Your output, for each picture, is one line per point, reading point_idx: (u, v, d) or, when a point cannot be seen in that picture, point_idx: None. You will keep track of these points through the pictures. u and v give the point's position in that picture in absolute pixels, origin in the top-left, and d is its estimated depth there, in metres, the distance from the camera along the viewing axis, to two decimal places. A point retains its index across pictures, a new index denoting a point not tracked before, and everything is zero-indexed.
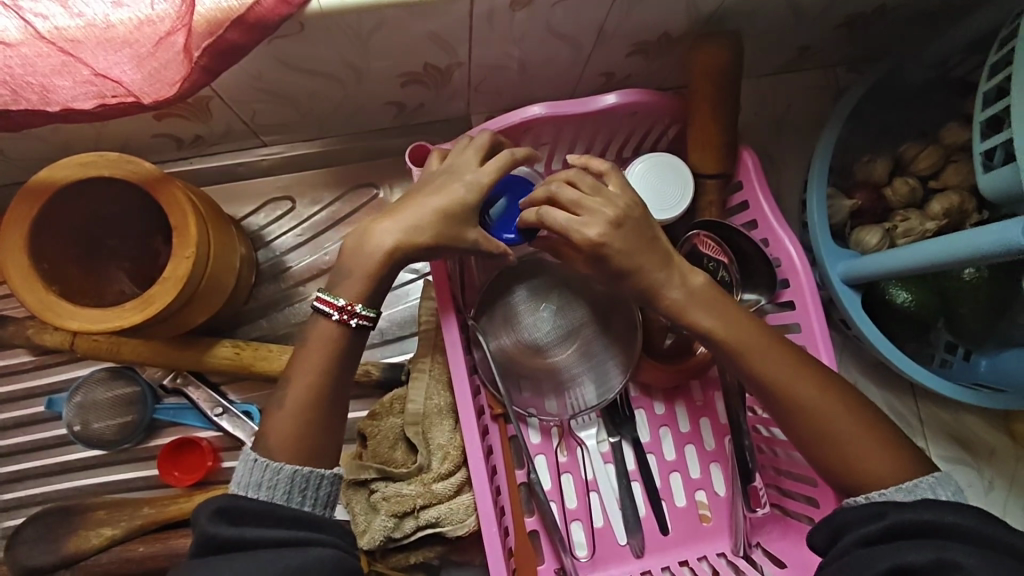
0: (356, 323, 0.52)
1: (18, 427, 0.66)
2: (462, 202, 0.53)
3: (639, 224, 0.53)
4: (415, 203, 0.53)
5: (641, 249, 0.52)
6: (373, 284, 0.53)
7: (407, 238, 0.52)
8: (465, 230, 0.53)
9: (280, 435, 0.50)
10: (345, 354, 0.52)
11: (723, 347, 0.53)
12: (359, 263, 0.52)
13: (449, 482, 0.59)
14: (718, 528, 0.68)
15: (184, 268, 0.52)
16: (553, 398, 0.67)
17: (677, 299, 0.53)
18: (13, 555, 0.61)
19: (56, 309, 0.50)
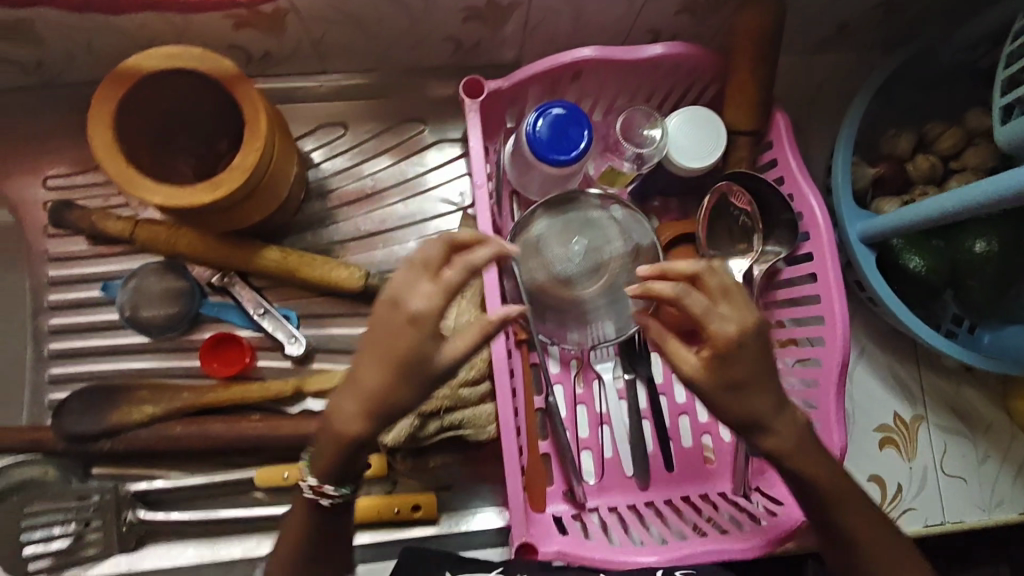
0: (326, 499, 0.50)
1: (69, 306, 0.70)
2: (418, 348, 0.43)
3: (761, 333, 0.46)
4: (375, 354, 0.44)
5: (761, 378, 0.47)
6: (329, 468, 0.48)
7: (366, 400, 0.45)
8: (433, 351, 0.44)
9: (282, 556, 0.53)
10: (349, 459, 0.48)
11: (784, 458, 0.51)
12: (332, 435, 0.47)
13: (475, 389, 0.62)
14: (721, 470, 0.72)
15: (252, 159, 0.55)
16: (575, 329, 0.70)
17: (756, 410, 0.48)
18: (59, 423, 0.63)
19: (134, 182, 0.53)
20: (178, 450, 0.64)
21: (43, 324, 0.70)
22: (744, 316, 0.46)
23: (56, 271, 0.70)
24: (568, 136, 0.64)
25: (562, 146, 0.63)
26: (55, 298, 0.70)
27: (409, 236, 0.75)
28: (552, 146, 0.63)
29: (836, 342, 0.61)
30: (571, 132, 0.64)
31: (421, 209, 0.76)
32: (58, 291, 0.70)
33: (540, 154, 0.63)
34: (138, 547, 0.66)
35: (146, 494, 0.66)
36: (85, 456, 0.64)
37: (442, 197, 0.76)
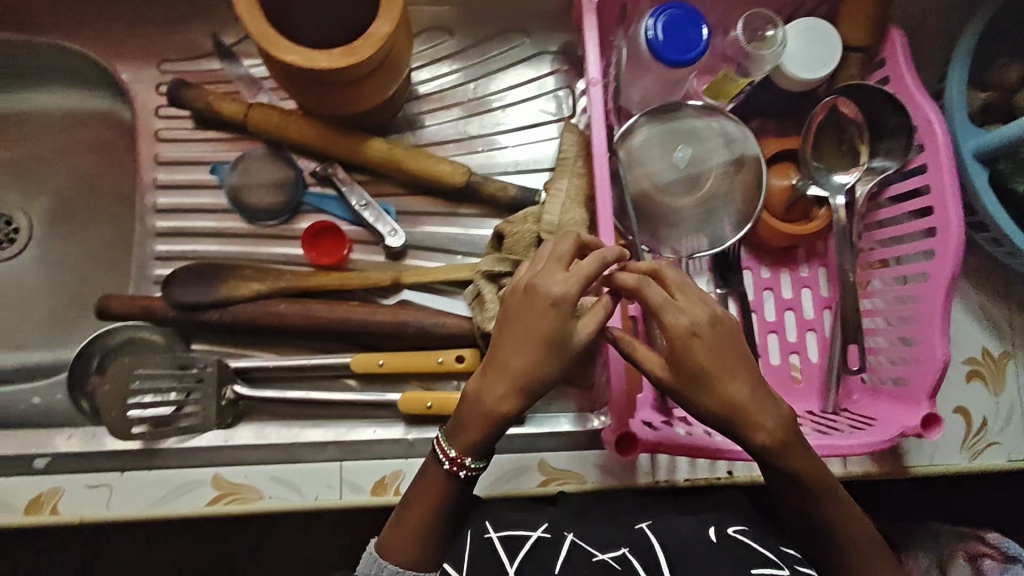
0: (464, 473, 0.54)
1: (175, 187, 0.70)
2: (557, 338, 0.50)
3: (728, 328, 0.51)
4: (523, 350, 0.50)
5: (725, 357, 0.50)
6: (477, 439, 0.52)
7: (518, 380, 0.51)
8: (572, 336, 0.50)
9: (402, 542, 0.54)
10: (498, 430, 0.52)
11: (770, 452, 0.53)
12: (478, 411, 0.52)
13: None
14: (807, 390, 0.72)
15: (387, 28, 0.55)
16: (671, 239, 0.70)
17: (731, 396, 0.51)
18: (169, 292, 0.65)
19: (276, 41, 0.54)
20: (278, 326, 0.66)
21: (148, 201, 0.70)
22: (705, 314, 0.50)
23: (165, 152, 0.70)
24: (685, 36, 0.63)
25: (682, 47, 0.63)
26: (162, 178, 0.70)
27: (507, 142, 0.76)
28: (672, 47, 0.63)
29: (948, 254, 0.62)
30: (689, 32, 0.63)
31: (520, 117, 0.76)
32: (166, 172, 0.70)
33: (660, 58, 0.63)
34: (234, 423, 0.68)
35: (248, 371, 0.69)
36: (192, 324, 0.65)
37: (541, 107, 0.77)
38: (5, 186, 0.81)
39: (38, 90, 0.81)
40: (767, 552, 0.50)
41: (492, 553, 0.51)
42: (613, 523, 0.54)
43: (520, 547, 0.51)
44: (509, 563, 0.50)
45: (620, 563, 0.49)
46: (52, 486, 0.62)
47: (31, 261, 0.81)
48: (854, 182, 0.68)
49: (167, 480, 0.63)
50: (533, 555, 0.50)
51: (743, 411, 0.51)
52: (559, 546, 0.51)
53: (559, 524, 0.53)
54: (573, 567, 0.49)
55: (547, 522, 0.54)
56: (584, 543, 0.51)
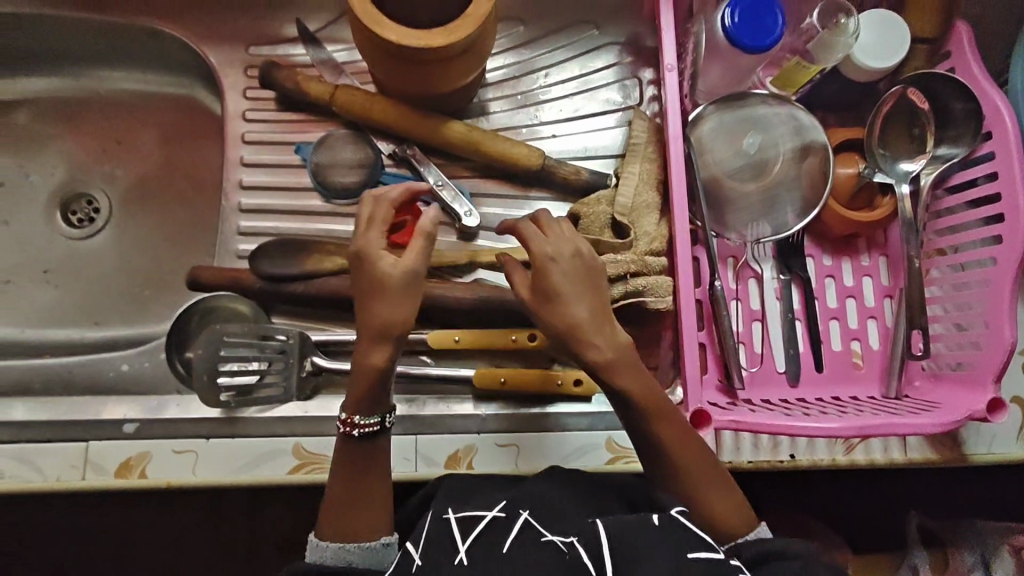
0: (357, 432, 0.55)
1: (260, 166, 0.73)
2: (387, 280, 0.52)
3: (585, 258, 0.52)
4: (385, 317, 0.52)
5: (580, 283, 0.52)
6: (361, 394, 0.54)
7: (383, 325, 0.52)
8: (410, 275, 0.52)
9: (348, 524, 0.54)
10: (381, 384, 0.54)
11: (627, 396, 0.53)
12: (358, 365, 0.53)
13: (659, 258, 0.66)
14: (869, 376, 0.73)
15: (484, 11, 0.58)
16: (737, 224, 0.72)
17: (578, 318, 0.51)
18: (256, 264, 0.68)
19: (379, 21, 0.57)
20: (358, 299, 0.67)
21: (234, 179, 0.73)
22: (562, 237, 0.52)
23: (252, 132, 0.74)
24: (762, 25, 0.65)
25: (759, 35, 0.65)
26: (248, 158, 0.73)
27: (576, 128, 0.78)
28: (750, 36, 0.65)
29: (1015, 239, 0.64)
30: (766, 19, 0.65)
31: (588, 105, 0.78)
32: (253, 152, 0.74)
33: (738, 46, 0.65)
34: (313, 395, 0.70)
35: (327, 345, 0.71)
36: (276, 296, 0.68)
37: (609, 96, 0.79)
38: (87, 166, 0.84)
39: (118, 73, 0.84)
40: (702, 534, 0.48)
41: (445, 536, 0.50)
42: (568, 509, 0.54)
43: (474, 527, 0.50)
44: (459, 541, 0.49)
45: (569, 548, 0.47)
46: (140, 451, 0.64)
47: (109, 239, 0.83)
48: (919, 171, 0.70)
49: (250, 447, 0.65)
50: (486, 531, 0.50)
51: (581, 334, 0.51)
52: (512, 522, 0.50)
53: (516, 501, 0.53)
54: (522, 549, 0.48)
55: (504, 501, 0.53)
56: (537, 522, 0.51)
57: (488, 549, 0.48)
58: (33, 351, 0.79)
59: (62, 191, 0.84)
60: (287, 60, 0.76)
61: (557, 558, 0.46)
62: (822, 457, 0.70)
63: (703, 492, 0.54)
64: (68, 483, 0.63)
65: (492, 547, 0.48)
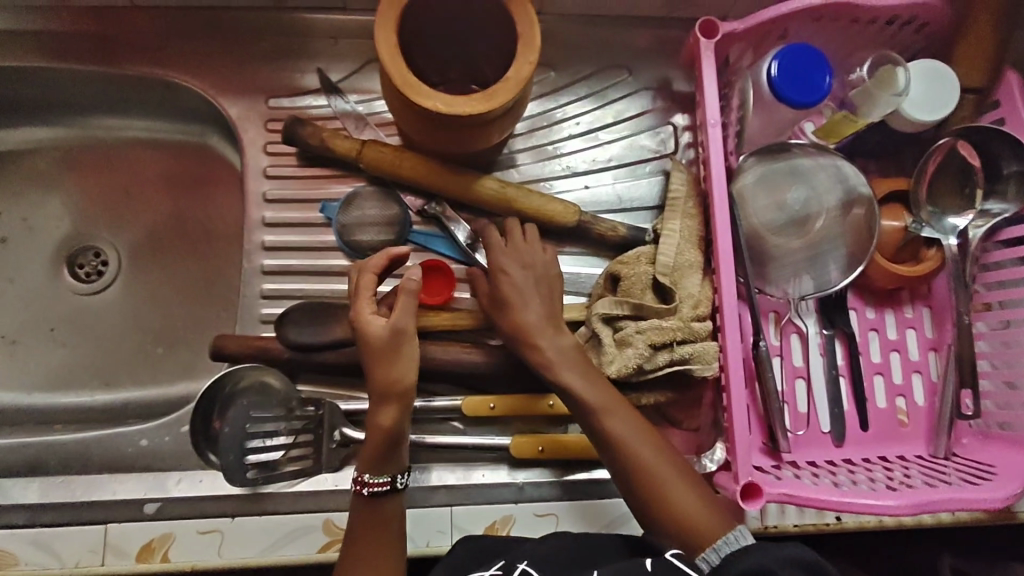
0: (368, 491, 0.56)
1: (283, 225, 0.70)
2: (380, 338, 0.56)
3: (538, 269, 0.64)
4: (386, 376, 0.56)
5: (532, 289, 0.63)
6: (371, 454, 0.56)
7: (389, 382, 0.56)
8: (400, 328, 0.56)
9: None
10: (393, 444, 0.57)
11: (584, 403, 0.58)
12: (370, 427, 0.57)
13: (705, 323, 0.64)
14: (915, 434, 0.71)
15: (526, 73, 0.55)
16: (779, 280, 0.69)
17: (526, 320, 0.61)
18: (281, 331, 0.65)
19: (418, 88, 0.54)
20: None
21: (256, 240, 0.69)
22: (518, 249, 0.64)
23: (273, 188, 0.71)
24: (810, 81, 0.63)
25: (807, 92, 0.63)
26: (270, 215, 0.70)
27: (609, 177, 0.75)
28: (798, 93, 0.63)
29: None
30: (814, 74, 0.63)
31: (621, 154, 0.76)
32: (275, 209, 0.70)
33: (785, 103, 0.63)
34: (342, 467, 0.66)
35: (355, 414, 0.67)
36: (305, 365, 0.65)
37: (642, 143, 0.76)
38: (95, 219, 0.81)
39: (128, 121, 0.81)
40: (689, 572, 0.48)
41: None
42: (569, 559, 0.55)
43: None
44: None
45: None
46: (163, 532, 0.61)
47: (120, 296, 0.80)
48: (968, 224, 0.67)
49: (278, 525, 0.62)
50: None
51: (529, 334, 0.61)
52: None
53: (512, 559, 0.55)
54: None
55: (502, 560, 0.55)
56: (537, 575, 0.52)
57: None
58: (43, 418, 0.75)
59: (68, 245, 0.80)
60: (309, 112, 0.72)
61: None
62: (868, 519, 0.68)
63: (671, 501, 0.54)
64: (87, 568, 0.60)
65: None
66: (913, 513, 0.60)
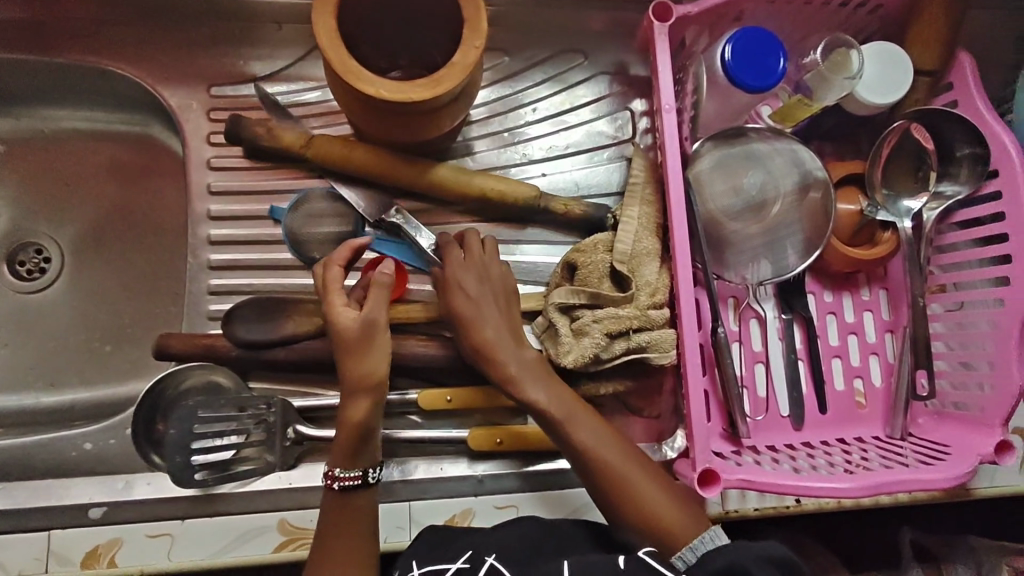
0: (339, 485, 0.56)
1: (230, 217, 0.68)
2: (352, 331, 0.55)
3: (494, 282, 0.61)
4: (359, 369, 0.55)
5: (490, 298, 0.60)
6: (343, 448, 0.56)
7: (360, 373, 0.55)
8: (373, 320, 0.55)
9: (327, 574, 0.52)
10: (364, 438, 0.56)
11: (546, 415, 0.57)
12: (341, 423, 0.56)
13: (662, 310, 0.64)
14: (872, 415, 0.71)
15: (472, 58, 0.53)
16: (736, 265, 0.69)
17: (483, 337, 0.58)
18: (229, 328, 0.63)
19: (359, 74, 0.52)
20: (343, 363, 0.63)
21: (201, 234, 0.68)
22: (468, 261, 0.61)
23: (220, 181, 0.69)
24: (763, 65, 0.62)
25: (760, 76, 0.62)
26: (218, 208, 0.68)
27: (567, 164, 0.74)
28: (751, 77, 0.62)
29: None
30: (768, 58, 0.62)
31: (579, 140, 0.75)
32: (223, 202, 0.68)
33: (739, 87, 0.62)
34: (297, 464, 0.64)
35: (310, 410, 0.66)
36: (256, 363, 0.63)
37: (600, 129, 0.75)
38: (34, 215, 0.77)
39: (65, 111, 0.77)
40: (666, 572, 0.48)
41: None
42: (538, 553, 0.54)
43: None
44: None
45: None
46: (110, 537, 0.59)
47: (63, 294, 0.77)
48: (922, 207, 0.68)
49: (231, 526, 0.60)
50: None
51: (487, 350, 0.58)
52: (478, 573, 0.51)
53: (481, 550, 0.54)
54: None
55: (469, 552, 0.54)
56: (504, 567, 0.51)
57: None
58: None
59: (7, 242, 0.77)
60: (258, 100, 0.71)
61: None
62: (828, 501, 0.69)
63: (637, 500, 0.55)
64: None
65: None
66: (867, 494, 0.61)
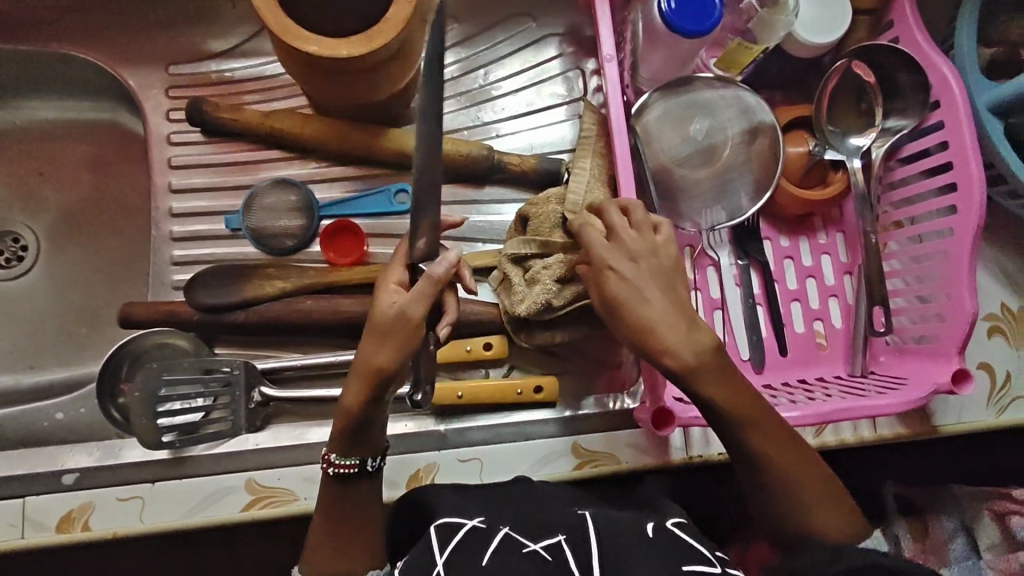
0: (333, 472, 0.53)
1: (190, 190, 0.71)
2: (387, 318, 0.47)
3: (672, 278, 0.52)
4: (365, 362, 0.48)
5: (663, 286, 0.52)
6: (342, 435, 0.51)
7: (371, 366, 0.48)
8: (408, 312, 0.47)
9: (333, 545, 0.53)
10: (359, 429, 0.51)
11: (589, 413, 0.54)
12: (340, 408, 0.50)
13: None
14: (833, 356, 0.72)
15: (406, 12, 0.55)
16: (689, 212, 0.70)
17: (660, 337, 0.50)
18: (192, 294, 0.65)
19: (295, 32, 0.54)
20: (304, 323, 0.65)
21: (164, 207, 0.71)
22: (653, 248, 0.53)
23: (180, 156, 0.71)
24: (699, 9, 0.63)
25: (697, 20, 0.63)
26: (180, 183, 0.71)
27: (520, 125, 0.75)
28: (688, 20, 0.63)
29: (971, 210, 0.63)
30: (703, 2, 0.63)
31: (531, 101, 0.76)
32: (184, 176, 0.71)
33: (677, 33, 0.63)
34: (263, 426, 0.66)
35: (273, 372, 0.68)
36: (217, 327, 0.66)
37: (552, 90, 0.76)
38: (10, 203, 0.80)
39: (34, 102, 0.79)
40: (702, 549, 0.47)
41: (425, 551, 0.48)
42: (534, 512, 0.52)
43: (453, 535, 0.49)
44: (438, 554, 0.47)
45: (550, 553, 0.46)
46: (82, 502, 0.61)
47: (38, 278, 0.79)
48: (870, 144, 0.68)
49: (198, 487, 0.61)
50: (463, 541, 0.48)
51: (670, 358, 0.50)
52: (491, 537, 0.48)
53: (496, 518, 0.51)
54: (497, 558, 0.46)
55: (484, 515, 0.52)
56: (519, 533, 0.49)
57: (462, 558, 0.46)
58: None
59: None
60: (216, 78, 0.73)
61: (540, 564, 0.45)
62: None
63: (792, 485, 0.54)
64: (5, 543, 0.60)
65: (469, 559, 0.46)
66: (820, 425, 0.62)
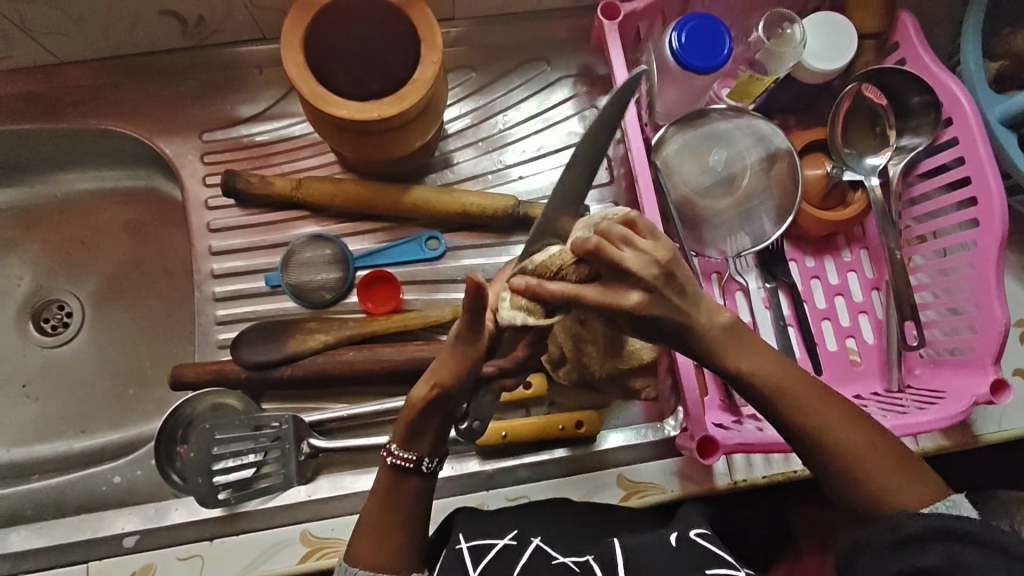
0: (391, 461, 0.50)
1: (231, 251, 0.74)
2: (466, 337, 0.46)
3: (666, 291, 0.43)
4: (441, 366, 0.47)
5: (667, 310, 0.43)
6: (404, 427, 0.49)
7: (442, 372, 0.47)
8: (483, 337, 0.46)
9: (366, 546, 0.49)
10: (424, 419, 0.49)
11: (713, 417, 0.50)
12: (405, 402, 0.49)
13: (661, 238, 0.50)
14: (869, 372, 0.72)
15: (431, 73, 0.58)
16: (715, 241, 0.72)
17: (731, 363, 0.47)
18: (238, 353, 0.67)
19: (328, 99, 0.57)
20: (349, 374, 0.67)
21: (205, 269, 0.73)
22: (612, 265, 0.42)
23: (218, 219, 0.74)
24: (712, 45, 0.65)
25: (708, 56, 0.65)
26: (220, 244, 0.74)
27: (542, 166, 0.78)
28: (700, 57, 0.65)
29: (993, 221, 0.64)
30: (712, 40, 0.65)
31: (550, 141, 0.78)
32: (224, 238, 0.74)
33: (691, 70, 0.65)
34: (315, 477, 0.67)
35: (320, 424, 0.69)
36: (264, 382, 0.68)
37: (569, 129, 0.79)
38: (54, 273, 0.82)
39: (73, 174, 0.83)
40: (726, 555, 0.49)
41: (457, 561, 0.50)
42: (584, 532, 0.54)
43: (485, 553, 0.51)
44: (471, 567, 0.49)
45: (581, 566, 0.48)
46: (144, 563, 0.62)
47: (83, 345, 0.81)
48: (886, 163, 0.70)
49: (254, 543, 0.63)
50: (498, 559, 0.50)
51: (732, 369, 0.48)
52: (523, 552, 0.51)
53: (527, 531, 0.54)
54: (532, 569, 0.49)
55: (515, 531, 0.54)
56: (549, 548, 0.52)
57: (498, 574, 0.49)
58: (21, 470, 0.77)
59: (31, 301, 0.82)
60: (247, 142, 0.76)
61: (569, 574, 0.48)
62: None
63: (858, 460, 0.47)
64: None
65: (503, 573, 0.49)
66: None
